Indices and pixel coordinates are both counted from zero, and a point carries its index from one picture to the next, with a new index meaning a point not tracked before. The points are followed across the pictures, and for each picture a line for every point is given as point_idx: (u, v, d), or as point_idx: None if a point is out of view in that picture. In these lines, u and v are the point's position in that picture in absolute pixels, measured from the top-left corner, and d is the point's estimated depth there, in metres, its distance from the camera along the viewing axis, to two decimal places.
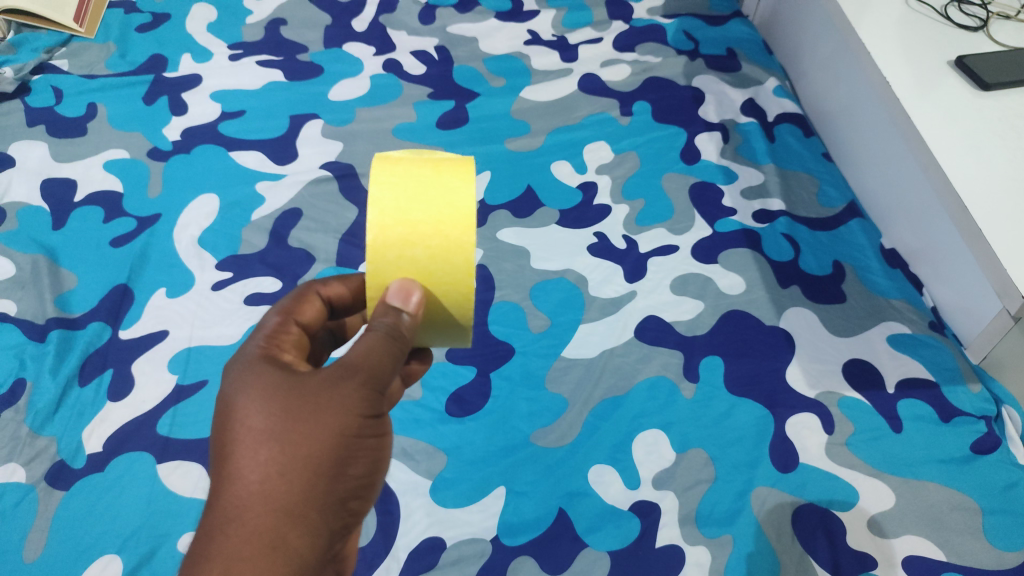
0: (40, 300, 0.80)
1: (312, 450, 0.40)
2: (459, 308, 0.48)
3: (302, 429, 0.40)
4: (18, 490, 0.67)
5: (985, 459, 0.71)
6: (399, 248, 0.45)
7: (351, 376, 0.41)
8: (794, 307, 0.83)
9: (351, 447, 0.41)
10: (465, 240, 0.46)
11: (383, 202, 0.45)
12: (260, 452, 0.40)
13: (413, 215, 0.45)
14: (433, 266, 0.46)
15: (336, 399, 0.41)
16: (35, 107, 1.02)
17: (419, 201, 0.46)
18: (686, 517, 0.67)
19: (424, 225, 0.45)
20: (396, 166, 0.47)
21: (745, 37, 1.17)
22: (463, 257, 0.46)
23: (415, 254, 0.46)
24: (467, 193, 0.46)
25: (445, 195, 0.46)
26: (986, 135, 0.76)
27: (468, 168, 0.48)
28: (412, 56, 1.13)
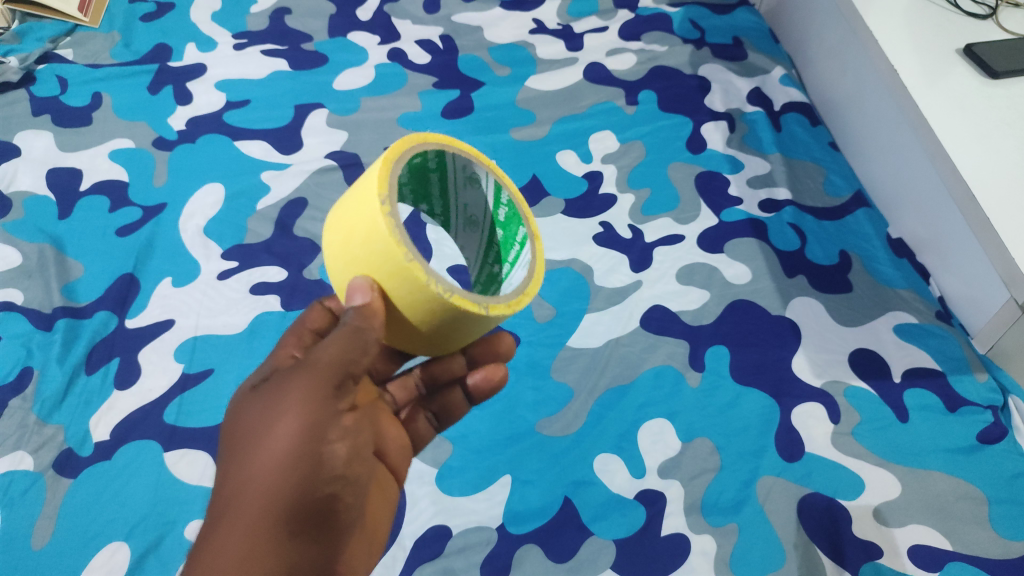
0: (47, 289, 0.81)
1: (279, 448, 0.43)
2: (417, 288, 0.44)
3: (270, 427, 0.44)
4: (27, 477, 0.68)
5: (992, 449, 0.71)
6: (344, 258, 0.48)
7: (313, 374, 0.44)
8: (801, 297, 0.83)
9: (313, 447, 0.43)
10: (377, 222, 0.44)
11: (333, 219, 0.50)
12: (242, 448, 0.44)
13: (344, 227, 0.48)
14: (369, 261, 0.46)
15: (297, 399, 0.44)
16: (40, 97, 1.02)
17: (350, 202, 0.48)
18: (692, 506, 0.67)
19: (353, 228, 0.47)
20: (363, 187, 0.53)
21: (751, 25, 1.16)
22: (380, 238, 0.44)
23: (354, 255, 0.47)
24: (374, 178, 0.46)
25: (363, 187, 0.47)
26: (994, 123, 0.76)
27: (390, 152, 0.47)
28: (417, 45, 1.13)
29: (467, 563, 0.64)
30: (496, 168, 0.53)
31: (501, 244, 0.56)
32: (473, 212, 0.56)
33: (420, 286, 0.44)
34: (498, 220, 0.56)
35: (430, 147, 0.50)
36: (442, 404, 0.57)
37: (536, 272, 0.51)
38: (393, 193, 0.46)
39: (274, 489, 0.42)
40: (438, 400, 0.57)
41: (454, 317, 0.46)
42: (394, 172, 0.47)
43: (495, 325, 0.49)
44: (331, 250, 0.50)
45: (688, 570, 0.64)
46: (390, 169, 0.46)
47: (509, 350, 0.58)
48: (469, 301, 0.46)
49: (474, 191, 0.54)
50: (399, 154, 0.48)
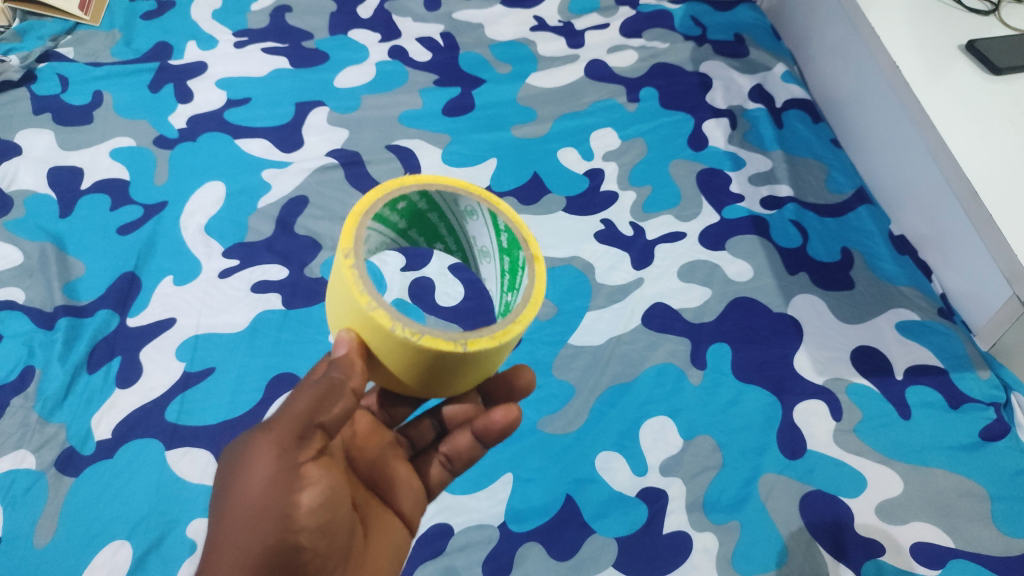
0: (49, 288, 0.81)
1: (249, 502, 0.43)
2: (386, 334, 0.45)
3: (240, 482, 0.43)
4: (29, 476, 0.68)
5: (995, 446, 0.70)
6: (337, 311, 0.51)
7: (280, 425, 0.44)
8: (802, 293, 0.82)
9: (283, 498, 0.43)
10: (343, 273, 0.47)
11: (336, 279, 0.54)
12: (213, 506, 0.44)
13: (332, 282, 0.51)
14: (348, 312, 0.48)
15: (263, 450, 0.43)
16: (41, 95, 1.02)
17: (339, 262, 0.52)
18: (694, 503, 0.67)
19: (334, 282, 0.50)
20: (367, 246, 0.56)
21: (753, 22, 1.16)
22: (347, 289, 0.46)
23: (339, 308, 0.50)
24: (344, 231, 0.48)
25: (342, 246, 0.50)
26: (995, 119, 0.76)
27: (363, 202, 0.50)
28: (418, 42, 1.12)
29: (469, 560, 0.64)
30: (489, 196, 0.53)
31: (510, 271, 0.56)
32: (482, 243, 0.58)
33: (386, 331, 0.45)
34: (505, 247, 0.55)
35: (410, 189, 0.52)
36: (452, 446, 0.53)
37: (530, 293, 0.49)
38: (358, 245, 0.48)
39: (248, 545, 0.42)
40: (449, 442, 0.53)
41: (433, 357, 0.46)
42: (362, 223, 0.49)
43: (485, 359, 0.48)
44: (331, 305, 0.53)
45: (690, 568, 0.64)
46: (359, 221, 0.49)
47: (526, 387, 0.56)
48: (443, 340, 0.45)
49: (475, 222, 0.55)
50: (373, 202, 0.50)
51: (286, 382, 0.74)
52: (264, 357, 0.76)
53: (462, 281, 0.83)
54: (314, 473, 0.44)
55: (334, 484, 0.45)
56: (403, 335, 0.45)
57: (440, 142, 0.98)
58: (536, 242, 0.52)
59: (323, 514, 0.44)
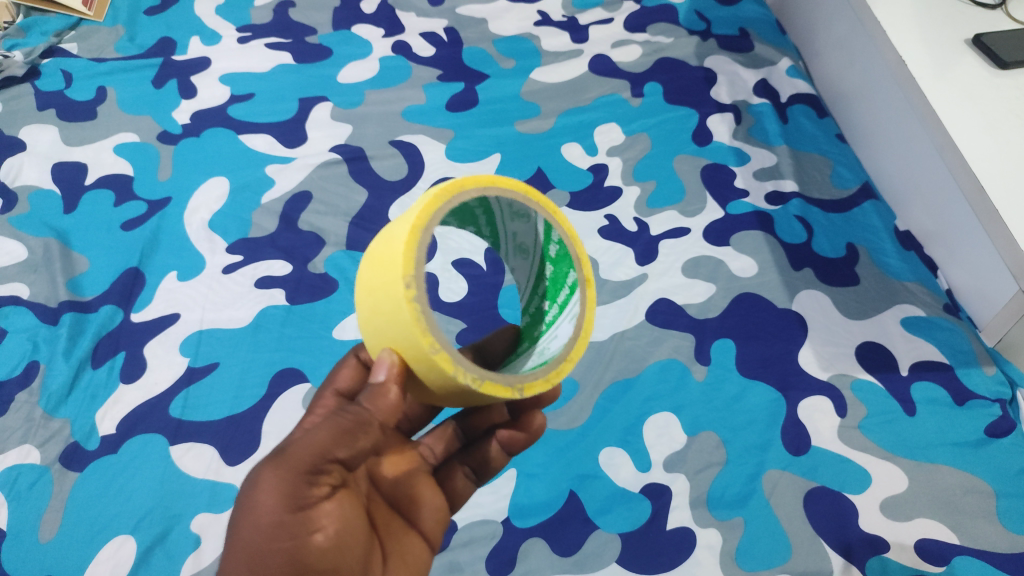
0: (53, 283, 0.81)
1: (259, 535, 0.43)
2: (446, 379, 0.41)
3: (250, 515, 0.43)
4: (34, 471, 0.68)
5: (1000, 442, 0.70)
6: (370, 321, 0.44)
7: (294, 457, 0.45)
8: (807, 289, 0.82)
9: (296, 527, 0.43)
10: (401, 299, 0.41)
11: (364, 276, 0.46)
12: (228, 534, 0.44)
13: (370, 280, 0.43)
14: (393, 335, 0.42)
15: (274, 481, 0.44)
16: (45, 91, 1.02)
17: (377, 267, 0.43)
18: (697, 500, 0.67)
19: (377, 289, 0.42)
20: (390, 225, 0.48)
21: (757, 16, 1.15)
22: (407, 323, 0.40)
23: (380, 325, 0.43)
24: (403, 242, 0.41)
25: (388, 254, 0.42)
26: (1002, 114, 0.75)
27: (427, 204, 0.43)
28: (421, 37, 1.12)
29: (472, 556, 0.64)
30: (545, 203, 0.47)
31: (551, 279, 0.52)
32: (523, 241, 0.52)
33: (448, 375, 0.40)
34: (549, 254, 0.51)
35: (469, 195, 0.45)
36: (477, 457, 0.54)
37: (583, 325, 0.47)
38: (420, 268, 0.41)
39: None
40: (475, 454, 0.55)
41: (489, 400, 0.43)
42: (425, 238, 0.42)
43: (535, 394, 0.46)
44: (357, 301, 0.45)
45: (694, 564, 0.63)
46: (420, 237, 0.42)
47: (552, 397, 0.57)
48: (502, 387, 0.42)
49: (523, 225, 0.50)
50: (434, 211, 0.43)
51: (289, 377, 0.74)
52: (267, 354, 0.76)
53: (465, 276, 0.82)
54: (326, 508, 0.45)
55: (347, 519, 0.45)
56: (460, 381, 0.41)
57: (443, 137, 0.98)
58: (589, 262, 0.49)
59: (335, 552, 0.44)
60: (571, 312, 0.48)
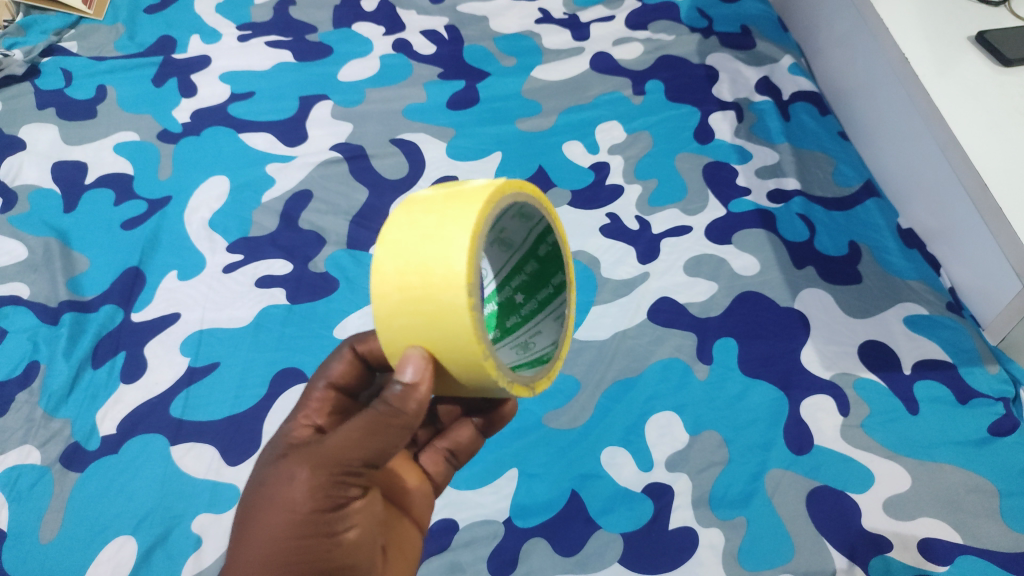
0: (53, 282, 0.81)
1: (279, 527, 0.44)
2: (485, 380, 0.41)
3: (272, 507, 0.44)
4: (34, 471, 0.68)
5: (1003, 441, 0.70)
6: (399, 318, 0.40)
7: (331, 457, 0.44)
8: (810, 288, 0.82)
9: (318, 525, 0.44)
10: (453, 303, 0.38)
11: (382, 265, 0.40)
12: (254, 517, 0.44)
13: (405, 276, 0.39)
14: (436, 337, 0.39)
15: (310, 480, 0.44)
16: (45, 90, 1.02)
17: (415, 261, 0.39)
18: (700, 499, 0.67)
19: (419, 290, 0.39)
20: (407, 209, 0.42)
21: (759, 13, 1.15)
22: (460, 328, 0.39)
23: (417, 325, 0.40)
24: (462, 246, 0.38)
25: (437, 251, 0.39)
26: (1006, 111, 0.74)
27: (477, 203, 0.39)
28: (422, 35, 1.12)
29: (473, 556, 0.64)
30: (546, 204, 0.46)
31: (531, 276, 0.50)
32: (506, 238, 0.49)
33: (489, 378, 0.40)
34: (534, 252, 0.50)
35: (508, 197, 0.42)
36: (453, 441, 0.56)
37: (567, 329, 0.48)
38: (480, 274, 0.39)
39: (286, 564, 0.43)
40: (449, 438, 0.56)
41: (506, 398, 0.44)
42: (483, 241, 0.39)
43: None
44: (377, 293, 0.40)
45: (696, 564, 0.63)
46: (479, 240, 0.39)
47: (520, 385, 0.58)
48: (523, 386, 0.43)
49: (514, 224, 0.47)
50: (487, 214, 0.39)
51: (290, 377, 0.74)
52: (268, 353, 0.76)
53: None
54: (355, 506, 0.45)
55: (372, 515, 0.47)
56: (497, 386, 0.41)
57: (444, 136, 0.97)
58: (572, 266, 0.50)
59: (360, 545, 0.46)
60: (555, 310, 0.49)
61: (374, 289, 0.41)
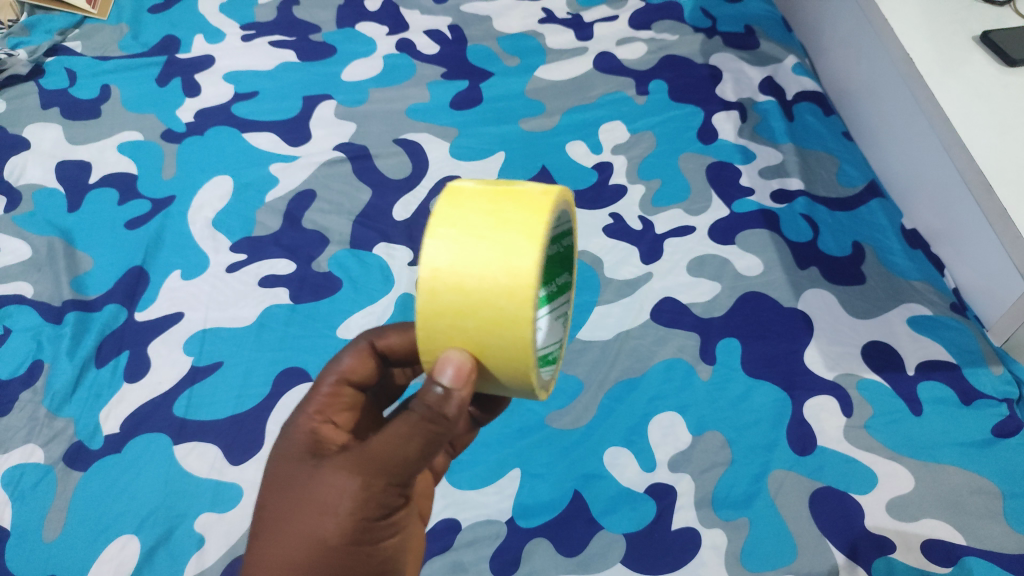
0: (57, 281, 0.81)
1: (318, 530, 0.42)
2: (524, 384, 0.42)
3: (309, 508, 0.42)
4: (38, 470, 0.68)
5: (1007, 443, 0.69)
6: (449, 318, 0.40)
7: (378, 467, 0.42)
8: (813, 289, 0.81)
9: (359, 529, 0.42)
10: (513, 313, 0.39)
11: (436, 262, 0.40)
12: (290, 519, 0.42)
13: (464, 278, 0.39)
14: (488, 342, 0.40)
15: (356, 489, 0.42)
16: (49, 89, 1.02)
17: (476, 265, 0.39)
18: (702, 500, 0.67)
19: (478, 295, 0.39)
20: (461, 205, 0.42)
21: (763, 13, 1.14)
22: (516, 338, 0.40)
23: (467, 328, 0.40)
24: (531, 257, 0.39)
25: (502, 260, 0.39)
26: (1011, 111, 0.74)
27: (542, 213, 0.40)
28: (425, 35, 1.12)
29: (476, 556, 0.64)
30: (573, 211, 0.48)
31: None
32: None
33: (526, 386, 0.43)
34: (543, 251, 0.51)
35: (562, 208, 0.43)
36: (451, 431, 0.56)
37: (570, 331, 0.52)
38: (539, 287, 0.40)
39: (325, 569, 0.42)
40: None
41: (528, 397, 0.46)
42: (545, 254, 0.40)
43: None
44: (428, 291, 0.40)
45: (699, 565, 0.63)
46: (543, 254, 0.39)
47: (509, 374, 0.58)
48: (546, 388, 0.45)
49: None
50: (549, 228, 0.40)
51: (293, 376, 0.74)
52: (271, 352, 0.76)
53: None
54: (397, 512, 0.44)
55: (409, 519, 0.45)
56: (527, 393, 0.44)
57: (447, 135, 0.98)
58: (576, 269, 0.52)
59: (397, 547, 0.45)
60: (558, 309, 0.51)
61: (424, 286, 0.40)
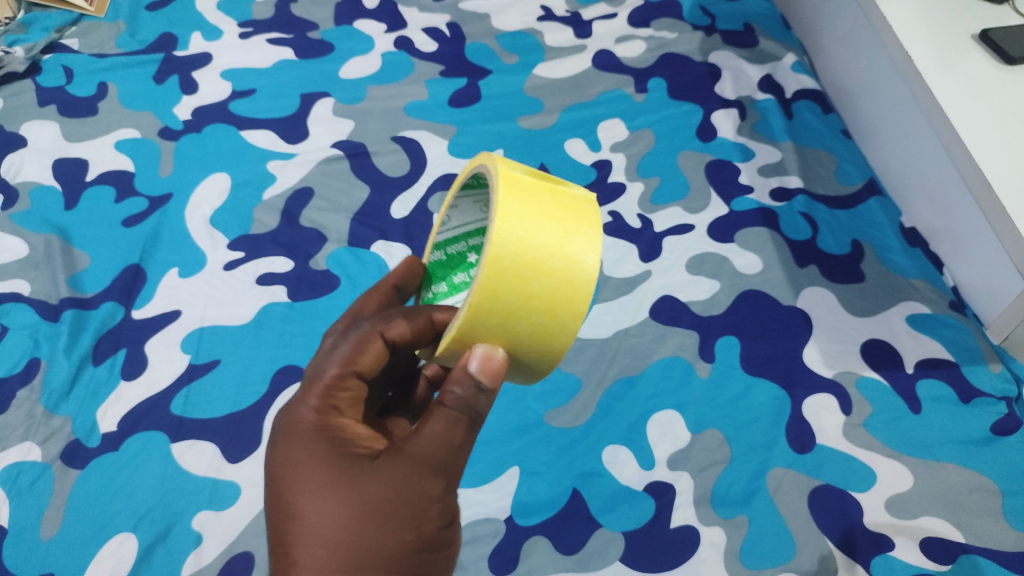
0: (53, 279, 0.80)
1: (368, 532, 0.41)
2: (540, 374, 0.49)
3: (354, 511, 0.42)
4: (35, 468, 0.68)
5: (1006, 440, 0.69)
6: (503, 317, 0.45)
7: (429, 464, 0.43)
8: (812, 287, 0.81)
9: (416, 530, 0.42)
10: (565, 319, 0.45)
11: (504, 266, 0.43)
12: (339, 527, 0.41)
13: (529, 284, 0.44)
14: (533, 341, 0.46)
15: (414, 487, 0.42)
16: (46, 87, 1.02)
17: (540, 274, 0.44)
18: (701, 498, 0.67)
19: (537, 299, 0.44)
20: (527, 209, 0.45)
21: (762, 11, 1.14)
22: (561, 341, 0.46)
23: (516, 329, 0.45)
24: (590, 273, 0.44)
25: (565, 274, 0.44)
26: (1011, 109, 0.74)
27: (595, 227, 0.46)
28: (424, 33, 1.12)
29: (474, 554, 0.64)
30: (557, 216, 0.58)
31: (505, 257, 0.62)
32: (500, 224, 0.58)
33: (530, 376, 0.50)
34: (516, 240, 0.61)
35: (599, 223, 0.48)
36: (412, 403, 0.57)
37: None
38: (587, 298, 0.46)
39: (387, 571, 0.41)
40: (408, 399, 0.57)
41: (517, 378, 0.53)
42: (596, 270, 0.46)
43: None
44: (490, 289, 0.43)
45: (698, 563, 0.63)
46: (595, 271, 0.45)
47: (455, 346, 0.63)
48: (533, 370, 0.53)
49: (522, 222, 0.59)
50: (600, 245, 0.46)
51: (291, 374, 0.74)
52: (269, 351, 0.76)
53: None
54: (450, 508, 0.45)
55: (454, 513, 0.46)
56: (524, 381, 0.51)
57: (446, 133, 0.97)
58: None
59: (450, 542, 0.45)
60: None
61: (486, 285, 0.43)
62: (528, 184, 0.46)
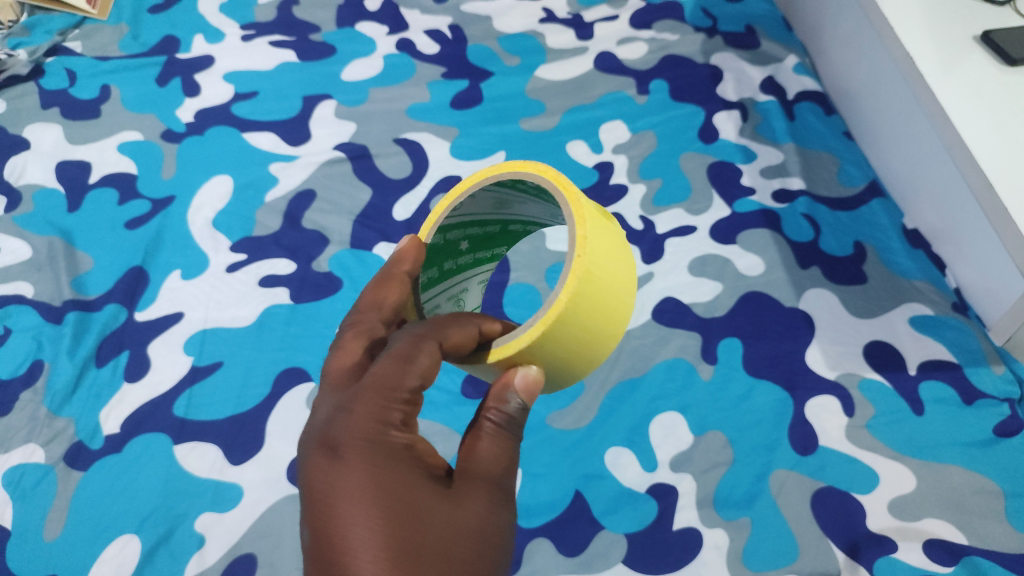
0: (57, 281, 0.81)
1: (431, 539, 0.41)
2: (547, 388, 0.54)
3: (416, 519, 0.42)
4: (38, 470, 0.68)
5: (1009, 442, 0.69)
6: (559, 344, 0.47)
7: (485, 478, 0.46)
8: (815, 288, 0.81)
9: (476, 541, 0.43)
10: (598, 351, 0.50)
11: (580, 301, 0.46)
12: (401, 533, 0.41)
13: (591, 320, 0.47)
14: (568, 365, 0.50)
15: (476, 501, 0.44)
16: (49, 89, 1.02)
17: (601, 312, 0.48)
18: (704, 500, 0.67)
19: (592, 333, 0.48)
20: (600, 249, 0.48)
21: (763, 13, 1.14)
22: (586, 367, 0.51)
23: (562, 354, 0.48)
24: (626, 315, 0.51)
25: (615, 314, 0.49)
26: (1012, 110, 0.74)
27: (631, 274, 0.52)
28: (425, 35, 1.12)
29: None
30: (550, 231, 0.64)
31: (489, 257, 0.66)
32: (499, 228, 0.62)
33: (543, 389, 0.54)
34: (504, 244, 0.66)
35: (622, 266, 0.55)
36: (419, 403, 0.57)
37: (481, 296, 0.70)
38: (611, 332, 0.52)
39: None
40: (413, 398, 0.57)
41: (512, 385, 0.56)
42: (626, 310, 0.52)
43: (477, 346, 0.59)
44: (561, 320, 0.46)
45: (700, 565, 0.63)
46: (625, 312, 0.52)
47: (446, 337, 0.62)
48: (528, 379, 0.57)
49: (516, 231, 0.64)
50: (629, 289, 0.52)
51: (293, 377, 0.74)
52: (270, 353, 0.76)
53: None
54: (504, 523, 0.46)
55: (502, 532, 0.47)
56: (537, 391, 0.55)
57: (447, 135, 0.97)
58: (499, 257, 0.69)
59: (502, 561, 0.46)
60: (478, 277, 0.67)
61: (561, 315, 0.46)
62: (596, 218, 0.49)
